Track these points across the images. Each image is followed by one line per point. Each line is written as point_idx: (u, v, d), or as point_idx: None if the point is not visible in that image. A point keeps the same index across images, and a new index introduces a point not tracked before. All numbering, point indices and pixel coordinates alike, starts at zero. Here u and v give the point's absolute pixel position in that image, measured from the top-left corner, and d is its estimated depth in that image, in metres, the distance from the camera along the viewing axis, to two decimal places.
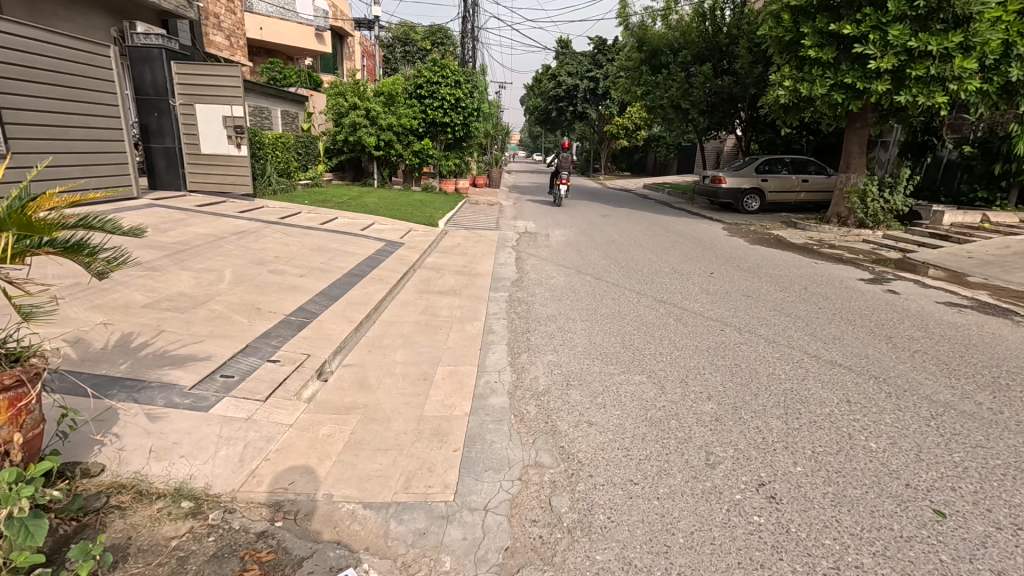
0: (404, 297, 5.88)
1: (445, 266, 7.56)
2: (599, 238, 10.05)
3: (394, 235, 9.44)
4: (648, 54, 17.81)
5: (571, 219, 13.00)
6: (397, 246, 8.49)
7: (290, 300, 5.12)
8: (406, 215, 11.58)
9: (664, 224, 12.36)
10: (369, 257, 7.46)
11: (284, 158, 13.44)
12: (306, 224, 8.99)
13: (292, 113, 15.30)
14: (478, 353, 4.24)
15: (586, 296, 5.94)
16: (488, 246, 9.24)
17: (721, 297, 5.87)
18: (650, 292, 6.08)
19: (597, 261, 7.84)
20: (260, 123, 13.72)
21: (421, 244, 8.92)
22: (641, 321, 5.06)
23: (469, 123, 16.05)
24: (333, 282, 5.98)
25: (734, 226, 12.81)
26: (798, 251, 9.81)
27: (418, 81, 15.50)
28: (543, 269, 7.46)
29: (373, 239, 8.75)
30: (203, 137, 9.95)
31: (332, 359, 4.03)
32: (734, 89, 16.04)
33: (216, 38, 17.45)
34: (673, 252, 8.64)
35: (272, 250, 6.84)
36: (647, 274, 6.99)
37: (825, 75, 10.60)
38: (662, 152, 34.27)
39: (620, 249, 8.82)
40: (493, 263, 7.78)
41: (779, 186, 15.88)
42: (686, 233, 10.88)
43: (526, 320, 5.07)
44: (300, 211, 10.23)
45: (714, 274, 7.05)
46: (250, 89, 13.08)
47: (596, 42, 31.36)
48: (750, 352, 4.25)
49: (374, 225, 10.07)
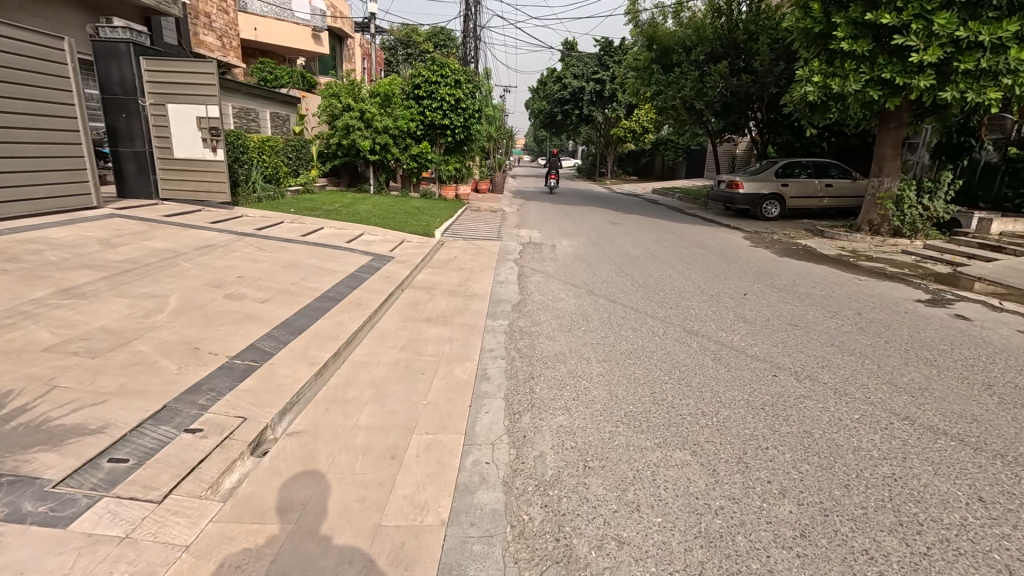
0: (384, 327, 4.95)
1: (437, 284, 6.64)
2: (610, 249, 9.10)
3: (384, 248, 8.52)
4: (658, 53, 16.91)
5: (578, 227, 12.05)
6: (385, 261, 7.57)
7: (240, 335, 4.20)
8: (400, 224, 10.69)
9: (681, 233, 11.37)
10: (351, 275, 6.54)
11: (271, 163, 12.63)
12: (286, 236, 8.10)
13: (282, 116, 14.47)
14: (467, 411, 3.31)
15: (601, 325, 4.99)
16: (488, 259, 8.30)
17: (763, 328, 4.89)
18: (677, 319, 5.13)
19: (610, 278, 6.88)
20: (247, 126, 12.85)
21: (413, 257, 8.00)
22: (671, 361, 4.10)
23: (470, 126, 15.14)
24: (301, 309, 5.06)
25: (755, 235, 11.83)
26: (832, 264, 8.81)
27: (416, 81, 14.62)
28: (549, 288, 6.51)
29: (360, 253, 7.86)
30: (175, 140, 9.00)
31: (274, 424, 3.10)
32: (752, 88, 15.08)
33: (207, 38, 16.70)
34: (696, 267, 7.66)
35: (236, 268, 5.94)
36: (671, 295, 6.02)
37: (860, 69, 9.62)
38: (670, 155, 33.30)
39: (635, 263, 7.87)
40: (492, 281, 6.86)
41: (800, 191, 14.89)
42: (706, 244, 9.92)
43: (529, 359, 4.12)
44: (282, 221, 9.36)
45: (748, 296, 6.08)
46: (236, 89, 12.23)
47: (603, 42, 30.49)
48: (819, 411, 3.29)
49: (363, 236, 9.18)
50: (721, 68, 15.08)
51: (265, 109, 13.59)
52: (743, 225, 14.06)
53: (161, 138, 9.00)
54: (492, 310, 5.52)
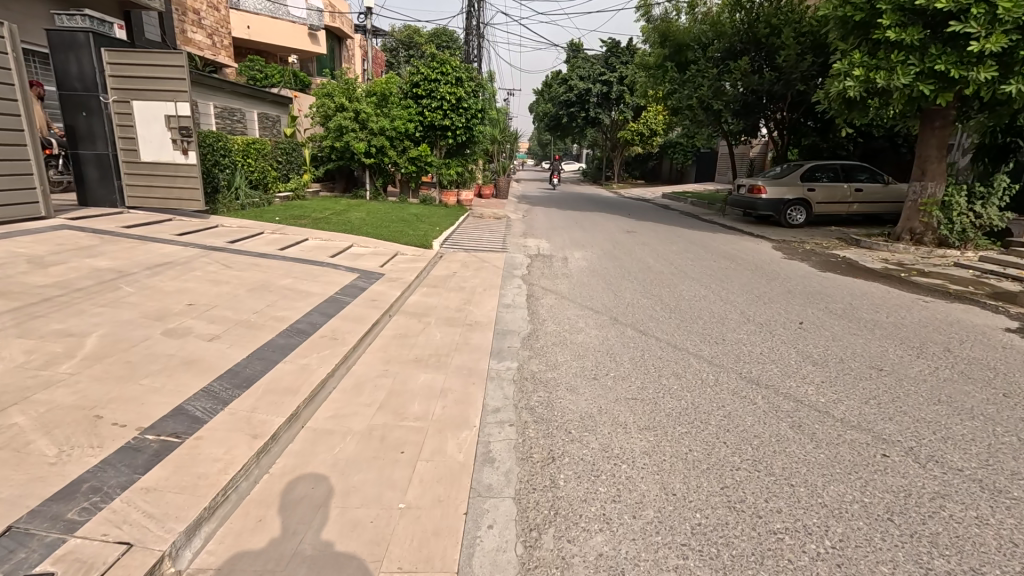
0: (362, 373, 3.94)
1: (432, 309, 5.63)
2: (630, 264, 8.09)
3: (374, 262, 7.52)
4: (671, 50, 15.92)
5: (591, 236, 11.05)
6: (373, 279, 6.56)
7: (166, 391, 3.19)
8: (396, 234, 9.73)
9: (705, 244, 10.31)
10: (330, 298, 5.54)
11: (257, 168, 11.75)
12: (261, 250, 7.11)
13: (272, 116, 13.53)
14: (461, 525, 2.31)
15: (633, 369, 3.97)
16: (493, 276, 7.29)
17: (841, 374, 3.86)
18: (729, 362, 4.10)
19: (636, 301, 5.86)
20: (232, 127, 11.90)
21: (406, 275, 7.00)
22: (736, 430, 3.08)
23: (473, 127, 14.13)
24: (258, 348, 4.04)
25: (785, 245, 10.78)
26: (882, 280, 7.76)
27: (415, 79, 13.66)
28: (565, 313, 5.48)
29: (346, 269, 6.87)
30: (142, 142, 8.06)
31: (178, 551, 2.11)
32: (775, 86, 14.05)
33: (195, 35, 15.78)
34: (731, 285, 6.65)
35: (189, 293, 4.95)
36: (711, 326, 5.00)
37: (908, 61, 8.59)
38: (679, 158, 32.21)
39: (662, 281, 6.84)
40: (497, 304, 5.83)
41: (828, 197, 13.87)
42: (736, 256, 8.88)
43: (546, 428, 3.10)
44: (263, 231, 8.40)
45: (805, 325, 5.04)
46: (220, 88, 11.27)
47: (610, 43, 29.63)
48: (976, 527, 2.26)
49: (352, 249, 8.20)
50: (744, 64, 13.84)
51: (253, 109, 12.65)
52: (766, 233, 13.07)
53: (125, 140, 8.04)
54: (498, 345, 4.51)
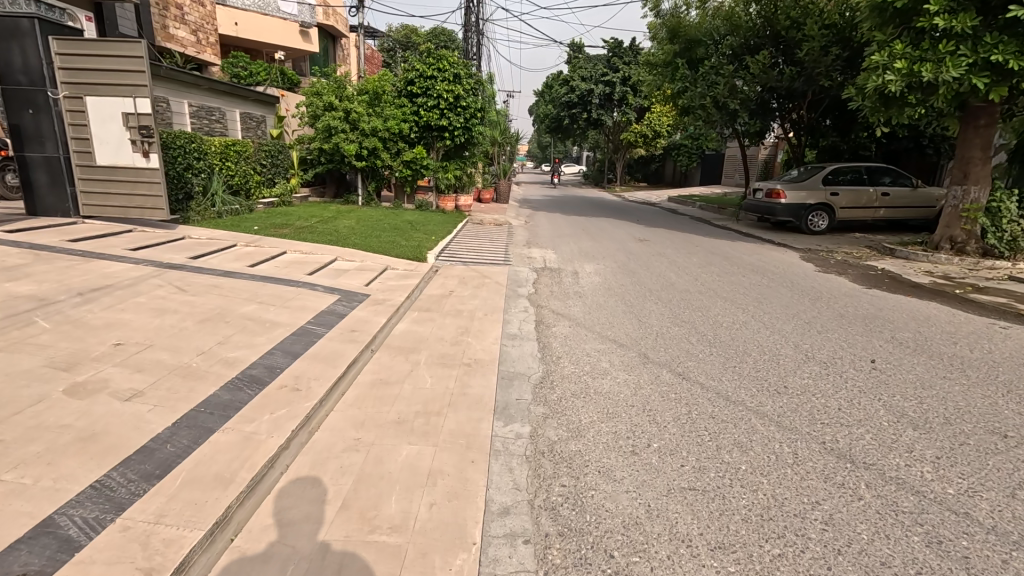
0: (325, 444, 2.99)
1: (423, 342, 4.69)
2: (650, 280, 7.16)
3: (358, 280, 6.58)
4: (682, 46, 15.02)
5: (601, 245, 10.11)
6: (355, 303, 5.62)
7: (37, 494, 2.26)
8: (386, 244, 8.80)
9: (728, 255, 9.37)
10: (299, 329, 4.58)
11: (237, 172, 10.86)
12: (228, 267, 6.18)
13: (256, 117, 12.59)
14: None
15: (682, 438, 3.03)
16: (495, 296, 6.36)
17: (961, 448, 2.92)
18: (805, 426, 3.16)
19: (668, 331, 4.92)
20: (211, 127, 10.91)
21: (395, 296, 6.06)
22: (852, 553, 2.13)
23: (472, 127, 13.19)
24: (191, 409, 3.10)
25: (814, 256, 9.85)
26: (939, 298, 6.83)
27: (410, 76, 12.72)
28: (584, 348, 4.53)
29: (325, 289, 5.93)
30: (97, 142, 7.14)
31: None
32: (795, 84, 13.14)
33: (178, 31, 14.87)
34: (772, 308, 5.73)
35: (120, 328, 4.00)
36: (765, 368, 4.06)
37: (959, 51, 7.69)
38: (683, 161, 31.20)
39: (692, 303, 5.90)
40: (502, 335, 4.89)
41: (852, 201, 12.97)
42: (766, 270, 7.94)
43: (578, 549, 2.16)
44: (235, 243, 7.46)
45: (881, 365, 4.10)
46: (197, 85, 10.28)
47: (613, 42, 28.72)
48: None
49: (335, 264, 7.27)
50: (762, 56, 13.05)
51: (234, 109, 11.70)
52: (788, 240, 12.16)
53: (79, 140, 7.10)
54: (504, 398, 3.56)
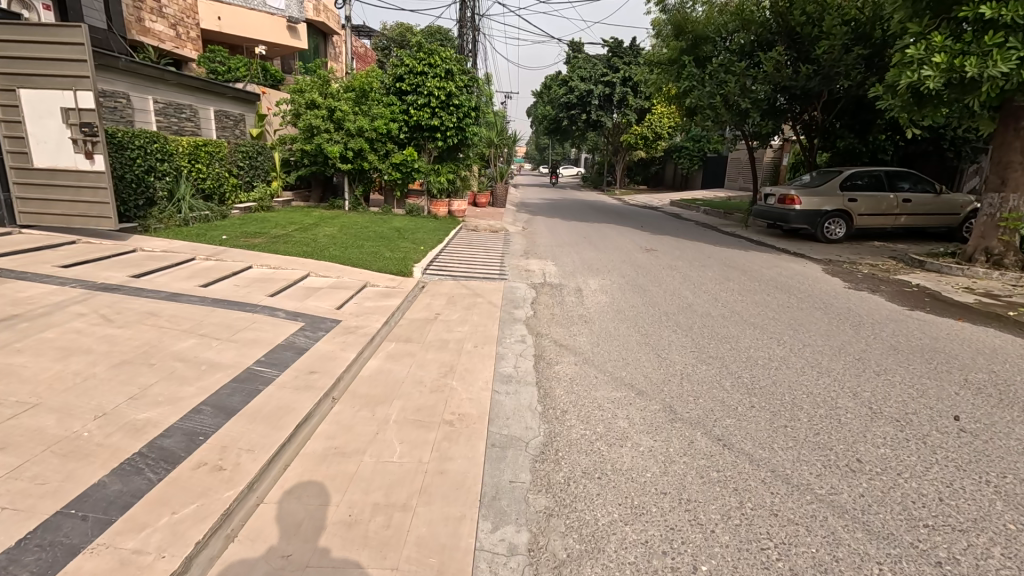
0: (238, 568, 2.13)
1: (397, 388, 3.81)
2: (664, 300, 6.33)
3: (330, 301, 5.72)
4: (689, 43, 14.52)
5: (606, 257, 9.27)
6: (322, 333, 4.76)
7: None
8: (368, 256, 7.94)
9: (745, 268, 8.54)
10: (242, 373, 3.71)
11: (209, 174, 10.01)
12: (175, 287, 5.31)
13: (234, 116, 11.72)
14: None
15: (739, 557, 2.17)
16: (488, 321, 5.49)
17: None
18: (903, 532, 2.31)
19: (695, 373, 4.08)
20: (181, 126, 9.96)
21: (370, 323, 5.20)
22: None
23: (465, 127, 12.32)
24: (56, 513, 2.23)
25: (839, 269, 9.01)
26: (995, 322, 5.98)
27: (399, 72, 11.85)
28: (594, 398, 3.68)
29: (287, 315, 5.05)
30: (35, 142, 6.25)
31: None
32: (812, 83, 12.29)
33: (155, 25, 14.01)
34: (812, 340, 4.88)
35: (4, 381, 3.13)
36: (826, 432, 3.20)
37: (1008, 43, 6.83)
38: (685, 163, 30.39)
39: (719, 333, 5.06)
40: (494, 378, 4.03)
41: (871, 208, 12.18)
42: (792, 289, 7.11)
43: None
44: (194, 257, 6.61)
45: (971, 426, 3.26)
46: (163, 79, 9.27)
47: (613, 42, 27.95)
48: None
49: (306, 281, 6.41)
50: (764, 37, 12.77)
51: (207, 107, 10.76)
52: (803, 250, 11.36)
53: (12, 140, 6.22)
54: (494, 481, 2.71)
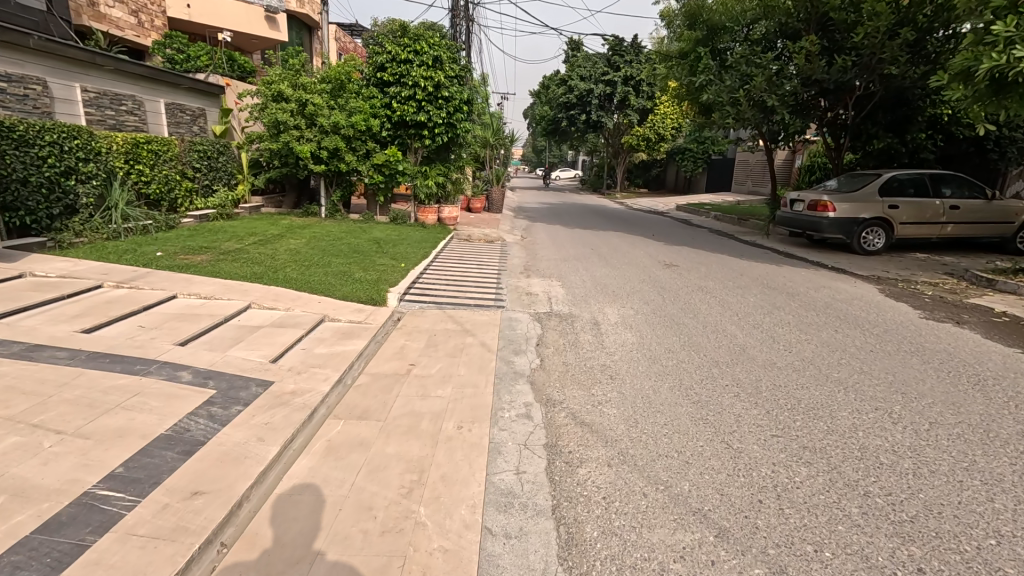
0: None
1: (327, 527, 2.36)
2: (709, 341, 4.89)
3: (267, 348, 4.24)
4: (706, 31, 13.30)
5: (622, 276, 7.82)
6: (237, 408, 3.28)
7: None
8: (334, 278, 6.46)
9: (790, 291, 7.12)
10: (65, 510, 2.25)
11: (154, 177, 8.52)
12: (44, 334, 3.83)
13: (193, 110, 10.25)
14: None
15: None
16: (479, 378, 4.03)
17: None
18: None
19: (800, 491, 2.63)
20: (121, 121, 8.47)
21: (314, 386, 3.73)
22: None
23: (456, 123, 10.90)
24: None
25: (900, 291, 7.59)
26: None
27: (379, 60, 10.39)
28: (652, 551, 2.22)
29: (194, 376, 3.57)
30: None
31: None
32: (850, 75, 10.85)
33: (112, 11, 12.52)
34: (938, 414, 3.46)
35: None
36: None
37: None
38: (689, 166, 29.06)
39: (804, 403, 3.61)
40: (485, 498, 2.59)
41: (914, 216, 10.83)
42: (862, 321, 5.69)
43: None
44: (101, 282, 5.13)
45: None
46: (94, 63, 7.81)
47: (614, 39, 26.71)
48: None
49: (243, 316, 4.93)
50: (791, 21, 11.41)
51: (156, 99, 9.26)
52: (840, 264, 9.98)
53: None
54: None
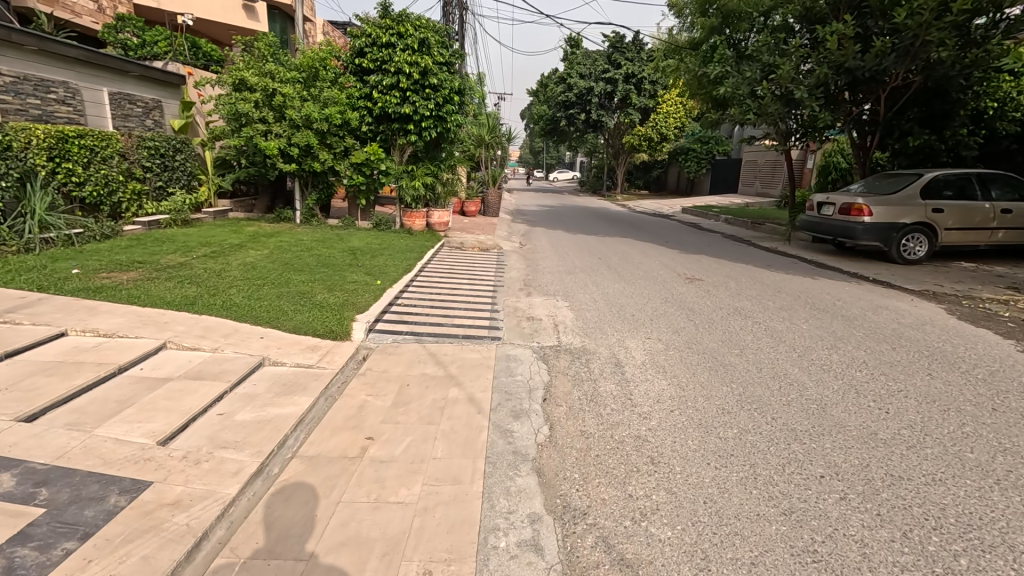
0: None
1: None
2: (774, 397, 3.64)
3: (162, 417, 2.99)
4: (721, 19, 12.32)
5: (641, 295, 6.58)
6: (65, 546, 2.03)
7: None
8: (288, 302, 5.20)
9: (847, 314, 5.89)
10: None
11: (89, 179, 7.24)
12: None
13: (147, 102, 9.00)
14: None
15: None
16: (461, 466, 2.79)
17: None
18: None
19: None
20: (51, 111, 7.22)
21: (211, 490, 2.46)
22: None
23: (446, 116, 9.65)
24: None
25: (971, 312, 6.38)
26: None
27: (358, 44, 9.15)
28: None
29: (19, 481, 2.32)
30: None
31: None
32: (888, 62, 9.66)
33: None
34: None
35: None
36: None
37: None
38: (693, 167, 27.91)
39: (954, 517, 2.38)
40: None
41: (962, 220, 9.64)
42: (957, 360, 4.45)
43: None
44: None
45: None
46: (10, 39, 6.58)
47: (614, 36, 25.59)
48: None
49: (148, 361, 3.68)
50: (819, 4, 10.22)
51: (97, 87, 8.00)
52: (883, 276, 8.79)
53: None
54: None
